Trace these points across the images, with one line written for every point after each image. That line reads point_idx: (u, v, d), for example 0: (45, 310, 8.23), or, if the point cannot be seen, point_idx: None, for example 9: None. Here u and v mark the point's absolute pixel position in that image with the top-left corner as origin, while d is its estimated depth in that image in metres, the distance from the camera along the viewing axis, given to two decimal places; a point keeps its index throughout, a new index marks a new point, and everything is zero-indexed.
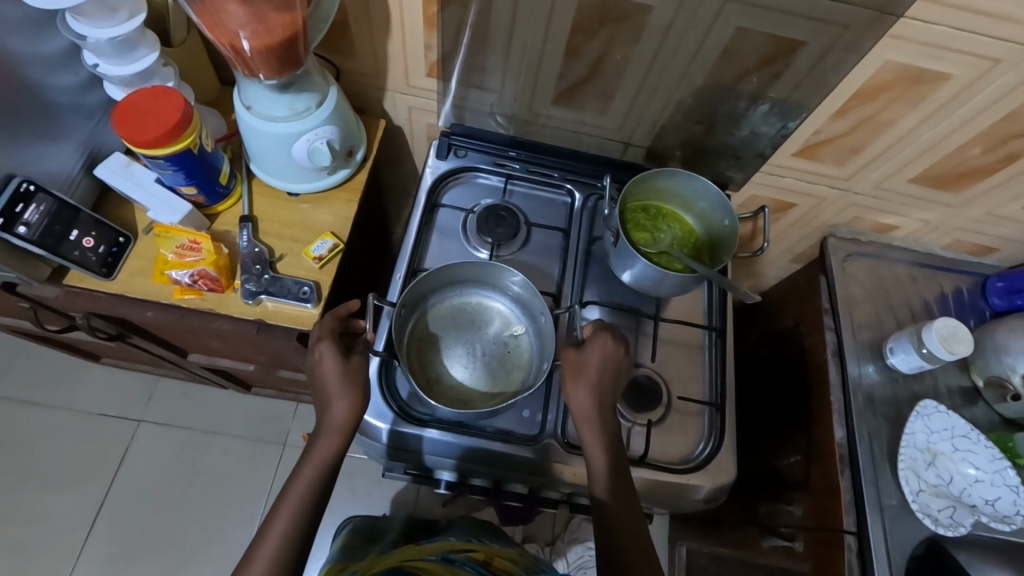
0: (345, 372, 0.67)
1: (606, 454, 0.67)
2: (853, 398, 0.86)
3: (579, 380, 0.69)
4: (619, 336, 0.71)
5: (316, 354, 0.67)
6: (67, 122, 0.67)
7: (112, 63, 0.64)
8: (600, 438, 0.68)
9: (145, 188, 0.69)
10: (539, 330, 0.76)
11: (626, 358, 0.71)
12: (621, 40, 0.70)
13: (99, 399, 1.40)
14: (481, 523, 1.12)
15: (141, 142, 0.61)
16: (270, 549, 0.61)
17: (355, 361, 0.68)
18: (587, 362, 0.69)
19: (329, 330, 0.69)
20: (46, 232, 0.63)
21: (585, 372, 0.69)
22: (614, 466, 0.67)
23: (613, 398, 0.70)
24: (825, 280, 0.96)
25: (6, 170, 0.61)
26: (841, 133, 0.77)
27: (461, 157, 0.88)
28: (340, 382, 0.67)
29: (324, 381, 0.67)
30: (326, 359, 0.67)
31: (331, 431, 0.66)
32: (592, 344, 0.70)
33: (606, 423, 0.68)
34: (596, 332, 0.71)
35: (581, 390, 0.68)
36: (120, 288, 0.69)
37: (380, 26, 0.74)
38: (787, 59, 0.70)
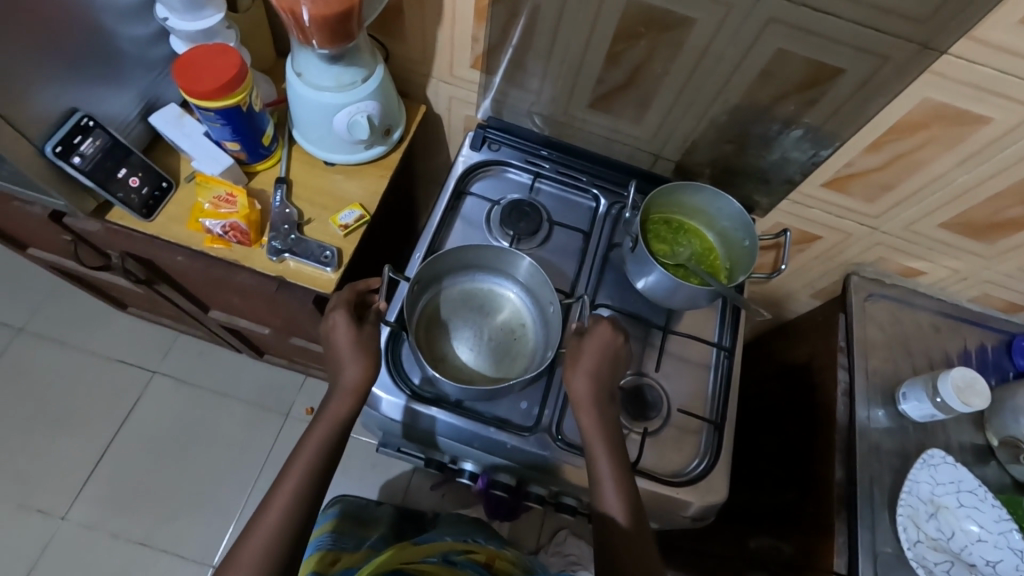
0: (356, 338, 0.69)
1: (604, 438, 0.67)
2: (858, 440, 0.84)
3: (577, 366, 0.69)
4: (621, 327, 0.72)
5: (329, 320, 0.70)
6: (133, 70, 0.71)
7: (181, 18, 0.68)
8: (597, 423, 0.68)
9: (192, 139, 0.73)
10: (546, 322, 0.77)
11: (626, 350, 0.71)
12: (661, 50, 0.71)
13: (120, 346, 1.45)
14: (468, 522, 1.11)
15: (197, 93, 0.64)
16: (282, 498, 0.63)
17: (368, 329, 0.70)
18: (585, 354, 0.69)
19: (344, 297, 0.71)
20: (98, 166, 0.67)
21: (584, 359, 0.69)
22: (614, 452, 0.67)
23: (612, 385, 0.70)
24: (845, 319, 0.94)
25: (70, 104, 0.65)
26: (874, 168, 0.77)
27: (493, 150, 0.91)
28: (351, 347, 0.69)
29: (336, 345, 0.69)
30: (339, 327, 0.69)
31: (343, 394, 0.68)
32: (592, 332, 0.70)
33: (604, 415, 0.69)
34: (596, 321, 0.71)
35: (580, 380, 0.69)
36: (156, 230, 0.72)
37: (433, 14, 0.77)
38: (827, 87, 0.69)
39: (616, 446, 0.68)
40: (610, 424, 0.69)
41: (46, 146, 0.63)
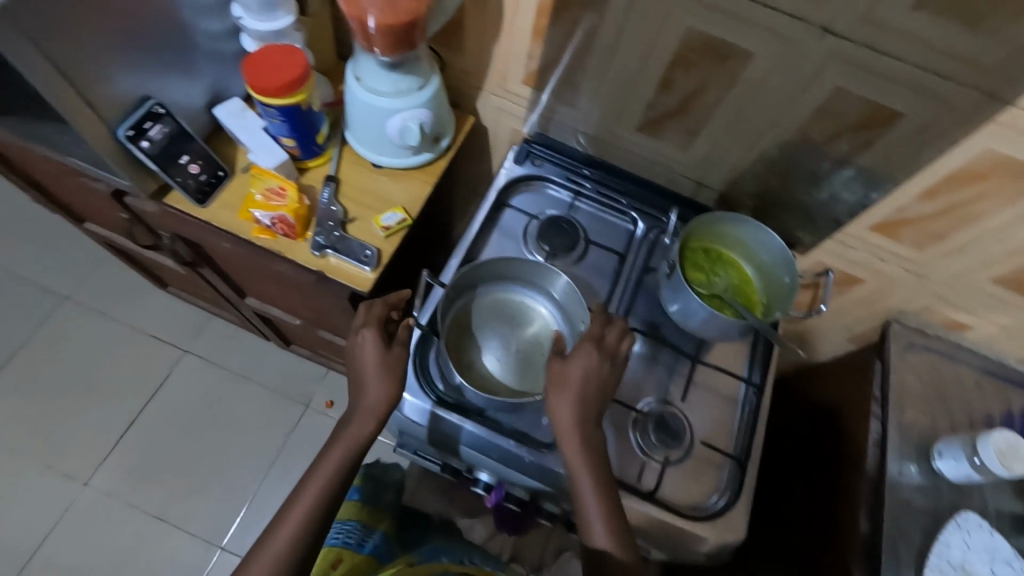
0: (381, 359, 0.70)
1: (589, 472, 0.65)
2: (888, 494, 0.81)
3: (561, 392, 0.67)
4: (605, 350, 0.70)
5: (359, 338, 0.71)
6: (204, 63, 0.74)
7: (255, 19, 0.70)
8: (582, 454, 0.66)
9: (251, 132, 0.76)
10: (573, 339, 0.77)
11: (610, 373, 0.69)
12: (714, 81, 0.71)
13: (156, 323, 1.50)
14: (465, 544, 1.11)
15: (264, 91, 0.67)
16: (301, 508, 0.66)
17: (395, 351, 0.71)
18: (569, 378, 0.67)
19: (375, 317, 0.73)
20: (163, 151, 0.70)
21: (569, 385, 0.67)
22: (600, 487, 0.65)
23: (599, 411, 0.68)
24: (879, 366, 0.93)
25: (143, 92, 0.68)
26: (926, 215, 0.75)
27: (536, 166, 0.93)
28: (377, 367, 0.69)
29: (360, 365, 0.70)
30: (367, 345, 0.70)
31: (366, 416, 0.68)
32: (577, 356, 0.68)
33: (590, 441, 0.66)
34: (581, 342, 0.70)
35: (563, 406, 0.66)
36: (209, 216, 0.75)
37: (491, 29, 0.78)
38: (882, 130, 0.67)
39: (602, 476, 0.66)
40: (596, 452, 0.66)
41: (119, 129, 0.67)
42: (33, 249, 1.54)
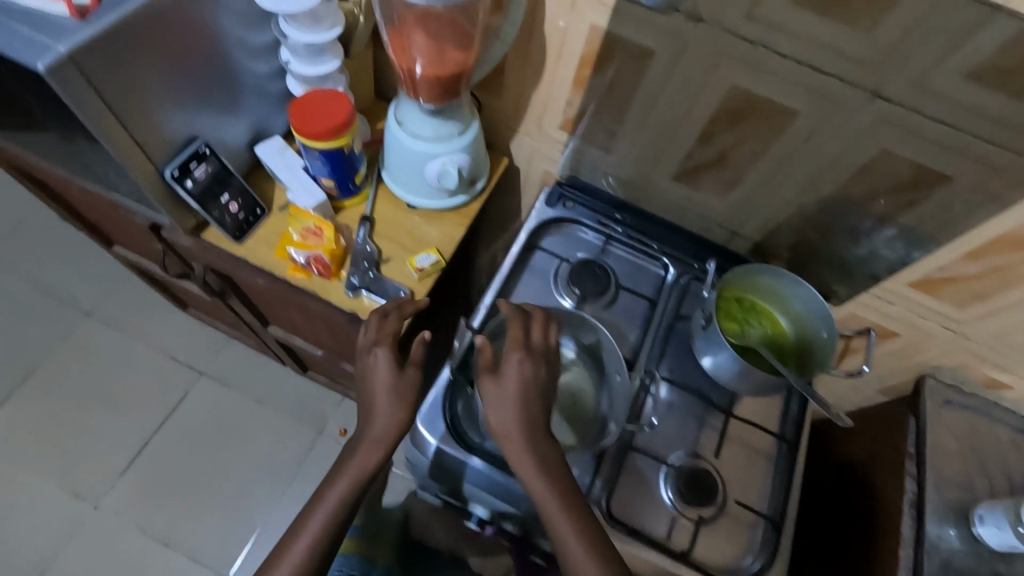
0: (395, 382, 0.68)
1: (549, 490, 0.62)
2: (926, 560, 0.80)
3: (501, 404, 0.64)
4: (537, 353, 0.68)
5: (370, 359, 0.69)
6: (247, 102, 0.75)
7: (302, 64, 0.70)
8: (535, 470, 0.62)
9: (292, 172, 0.76)
10: (606, 392, 0.76)
11: (547, 375, 0.67)
12: (756, 136, 0.70)
13: (174, 342, 1.50)
14: None
15: (312, 133, 0.67)
16: (303, 543, 0.63)
17: (407, 374, 0.69)
18: (506, 388, 0.65)
19: (388, 332, 0.70)
20: (205, 190, 0.70)
21: (507, 396, 0.64)
22: (565, 505, 0.61)
23: (544, 418, 0.65)
24: (914, 422, 0.92)
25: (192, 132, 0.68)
26: (968, 275, 0.74)
27: (567, 208, 0.93)
28: (389, 392, 0.68)
29: (375, 391, 0.68)
30: (380, 364, 0.69)
31: (376, 444, 0.67)
32: (510, 365, 0.66)
33: (542, 454, 0.63)
34: (511, 350, 0.67)
35: (507, 420, 0.64)
36: (245, 252, 0.75)
37: (531, 76, 0.78)
38: (925, 192, 0.66)
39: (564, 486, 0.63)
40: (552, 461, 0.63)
41: (165, 169, 0.66)
42: (58, 265, 1.55)
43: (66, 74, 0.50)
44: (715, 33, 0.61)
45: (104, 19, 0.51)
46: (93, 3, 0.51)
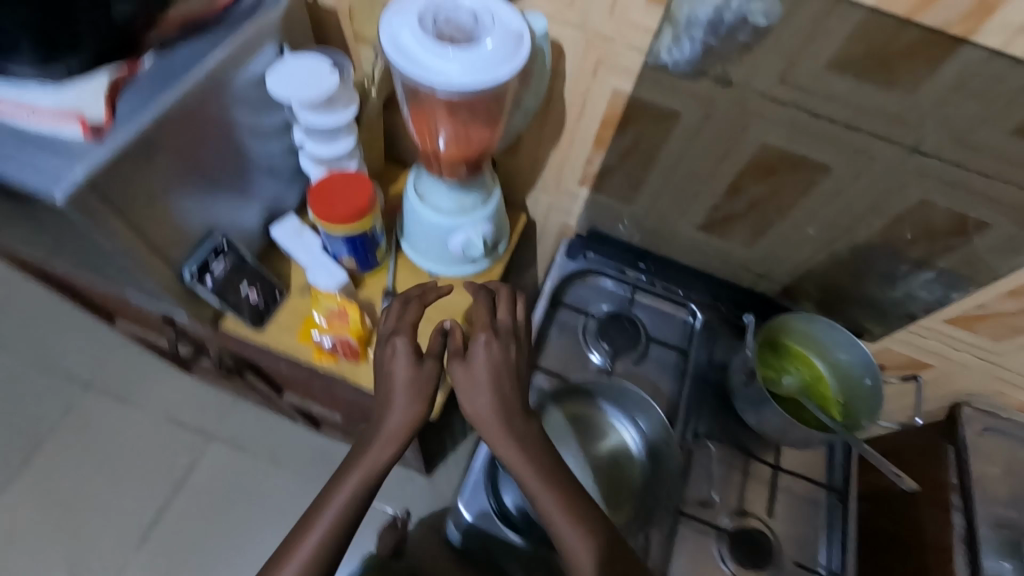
0: (413, 377, 0.62)
1: (536, 473, 0.56)
2: None
3: (473, 388, 0.59)
4: (507, 333, 0.63)
5: (389, 348, 0.63)
6: (259, 184, 0.71)
7: (316, 144, 0.68)
8: (520, 455, 0.57)
9: (310, 253, 0.73)
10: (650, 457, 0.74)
11: (518, 353, 0.62)
12: (788, 189, 0.69)
13: (157, 399, 1.38)
14: None
15: (336, 218, 0.65)
16: None
17: (429, 364, 0.63)
18: (476, 374, 0.59)
19: (407, 321, 0.66)
20: (225, 284, 0.67)
21: (478, 377, 0.59)
22: (555, 488, 0.56)
23: (522, 401, 0.60)
24: (953, 450, 0.91)
25: (208, 227, 0.65)
26: (1007, 311, 0.73)
27: (588, 259, 0.90)
28: (406, 388, 0.61)
29: (390, 386, 0.62)
30: (399, 355, 0.62)
31: (384, 441, 0.60)
32: (477, 348, 0.61)
33: (523, 434, 0.58)
34: (479, 331, 0.62)
35: (479, 402, 0.59)
36: (268, 340, 0.73)
37: (549, 139, 0.76)
38: (963, 238, 0.65)
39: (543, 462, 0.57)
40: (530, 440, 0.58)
41: (184, 269, 0.63)
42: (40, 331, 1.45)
43: (84, 200, 0.47)
44: (746, 95, 0.60)
45: (120, 138, 0.48)
46: (107, 121, 0.48)
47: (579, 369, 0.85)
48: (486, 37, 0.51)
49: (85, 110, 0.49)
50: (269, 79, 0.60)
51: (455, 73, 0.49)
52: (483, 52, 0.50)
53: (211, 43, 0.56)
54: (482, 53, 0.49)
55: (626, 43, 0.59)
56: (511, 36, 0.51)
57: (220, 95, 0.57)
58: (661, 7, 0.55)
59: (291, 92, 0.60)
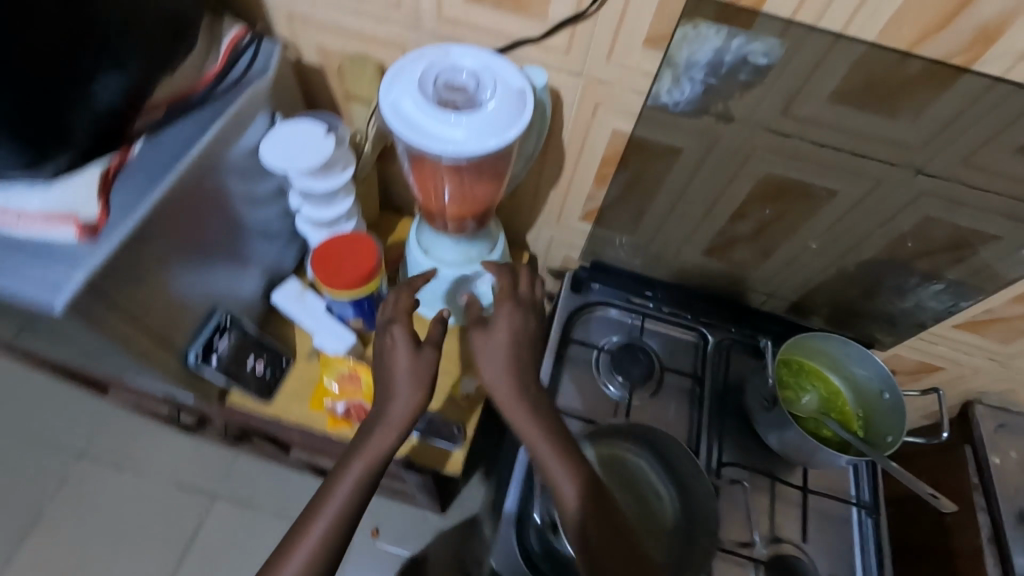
0: (415, 363, 0.59)
1: (545, 439, 0.55)
2: None
3: (490, 351, 0.59)
4: (525, 303, 0.63)
5: (387, 338, 0.60)
6: (258, 252, 0.69)
7: (314, 207, 0.66)
8: (533, 423, 0.56)
9: (316, 318, 0.71)
10: (688, 496, 0.67)
11: (537, 326, 0.62)
12: (795, 214, 0.69)
13: (116, 453, 1.24)
14: None
15: (342, 283, 0.63)
16: None
17: (427, 352, 0.59)
18: (496, 337, 0.59)
19: (405, 308, 0.62)
20: (231, 362, 0.64)
21: (496, 342, 0.59)
22: (566, 458, 0.54)
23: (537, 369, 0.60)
24: (970, 450, 0.92)
25: (212, 305, 0.62)
26: (1014, 314, 0.74)
27: (593, 291, 0.88)
28: (408, 371, 0.58)
29: (390, 369, 0.59)
30: (398, 343, 0.59)
31: (388, 427, 0.56)
32: (498, 316, 0.61)
33: (537, 402, 0.57)
34: (501, 301, 0.62)
35: (495, 376, 0.58)
36: (277, 411, 0.70)
37: (549, 180, 0.75)
38: (970, 250, 0.66)
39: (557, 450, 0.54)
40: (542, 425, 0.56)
41: (188, 354, 0.60)
42: None
43: (85, 303, 0.45)
44: (749, 129, 0.60)
45: (118, 231, 0.46)
46: (102, 217, 0.46)
47: (592, 403, 0.83)
48: (488, 97, 0.50)
49: (78, 208, 0.46)
50: (263, 149, 0.59)
51: (461, 138, 0.48)
52: (487, 114, 0.49)
53: (202, 121, 0.54)
54: (486, 114, 0.48)
55: (626, 87, 0.59)
56: (513, 94, 0.50)
57: (216, 171, 0.55)
58: (661, 51, 0.54)
59: (286, 162, 0.58)
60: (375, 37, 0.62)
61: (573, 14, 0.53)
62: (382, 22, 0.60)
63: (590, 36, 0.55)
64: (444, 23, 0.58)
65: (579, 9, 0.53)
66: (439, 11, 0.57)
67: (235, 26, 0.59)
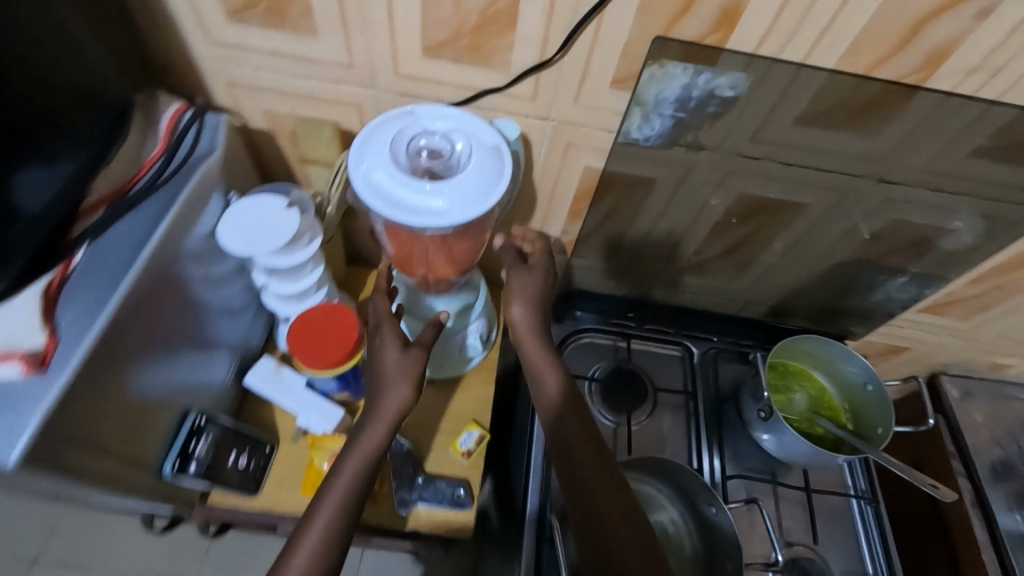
0: (402, 358, 0.57)
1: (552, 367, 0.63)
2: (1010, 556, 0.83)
3: (518, 293, 0.64)
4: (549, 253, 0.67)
5: (376, 340, 0.59)
6: (225, 338, 0.63)
7: (283, 281, 0.61)
8: (546, 354, 0.64)
9: (297, 396, 0.66)
10: (704, 526, 0.69)
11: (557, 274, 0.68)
12: (769, 225, 0.70)
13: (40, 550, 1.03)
14: None
15: (323, 363, 0.59)
16: None
17: (415, 351, 0.58)
18: (529, 282, 0.65)
19: (388, 311, 0.60)
20: (212, 465, 0.59)
21: (526, 286, 0.65)
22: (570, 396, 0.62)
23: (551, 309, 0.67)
24: (944, 421, 0.95)
25: (183, 407, 0.57)
26: (972, 295, 0.79)
27: (576, 319, 0.88)
28: (399, 365, 0.57)
29: (378, 365, 0.58)
30: (386, 340, 0.58)
31: (378, 420, 0.55)
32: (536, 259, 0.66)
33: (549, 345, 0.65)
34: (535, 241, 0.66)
35: (518, 315, 0.65)
36: (268, 503, 0.65)
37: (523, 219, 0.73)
38: (930, 244, 0.69)
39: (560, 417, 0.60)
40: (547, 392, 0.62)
41: (164, 467, 0.55)
42: None
43: (43, 449, 0.40)
44: (720, 155, 0.61)
45: (72, 359, 0.41)
46: (50, 346, 0.41)
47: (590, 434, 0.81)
48: (464, 160, 0.47)
49: (19, 341, 0.41)
50: (219, 232, 0.54)
51: (444, 207, 0.45)
52: (467, 179, 0.46)
53: (150, 217, 0.49)
54: (465, 180, 0.46)
55: (596, 126, 0.58)
56: (490, 152, 0.48)
57: (171, 267, 0.50)
58: (629, 91, 0.54)
59: (247, 244, 0.54)
60: (326, 98, 0.58)
61: (538, 62, 0.52)
62: (333, 83, 0.57)
63: (555, 81, 0.54)
64: (401, 79, 0.55)
65: (544, 56, 0.51)
66: (394, 67, 0.54)
67: (174, 102, 0.55)
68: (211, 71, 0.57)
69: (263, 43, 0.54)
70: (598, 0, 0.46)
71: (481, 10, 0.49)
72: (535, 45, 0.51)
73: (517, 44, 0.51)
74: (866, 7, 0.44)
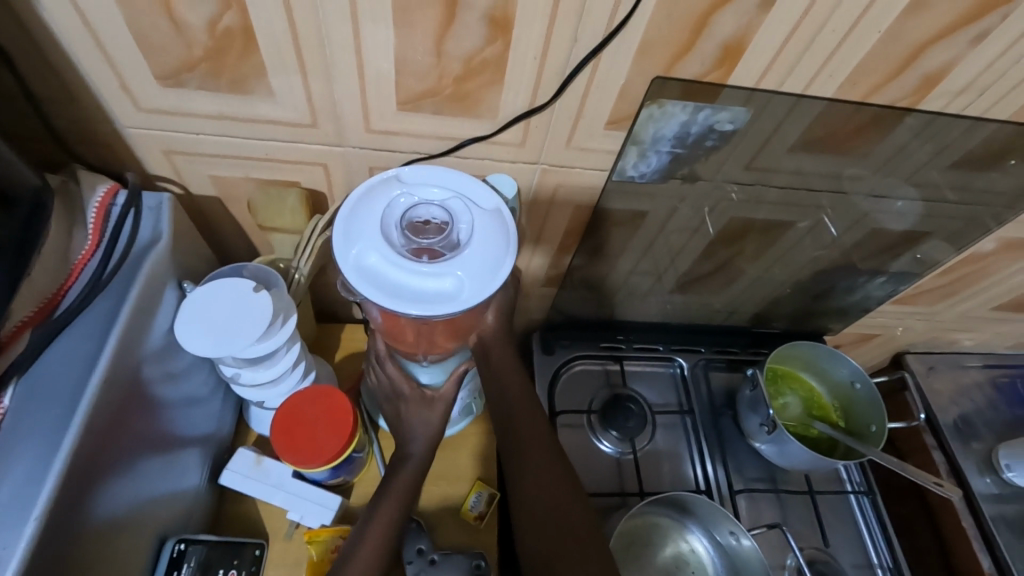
0: (428, 420, 0.59)
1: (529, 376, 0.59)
2: (987, 522, 0.84)
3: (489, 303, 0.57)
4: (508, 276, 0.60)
5: (400, 409, 0.59)
6: (199, 439, 0.55)
7: (256, 367, 0.54)
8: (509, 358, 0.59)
9: (285, 489, 0.59)
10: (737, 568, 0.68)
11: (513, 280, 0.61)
12: (757, 240, 0.69)
13: None
14: None
15: (321, 460, 0.53)
16: None
17: (439, 408, 0.59)
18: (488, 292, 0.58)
19: (399, 374, 0.59)
20: None
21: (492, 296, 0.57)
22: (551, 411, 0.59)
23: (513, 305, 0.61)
24: (908, 393, 0.95)
25: (157, 535, 0.49)
26: (939, 284, 0.82)
27: (565, 348, 0.81)
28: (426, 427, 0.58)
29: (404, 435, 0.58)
30: (409, 408, 0.59)
31: (409, 484, 0.56)
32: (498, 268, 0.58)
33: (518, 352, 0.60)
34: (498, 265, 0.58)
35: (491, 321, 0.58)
36: None
37: None
38: (907, 245, 0.71)
39: (540, 476, 0.53)
40: (527, 444, 0.55)
41: None
42: None
43: None
44: (714, 185, 0.59)
45: (17, 542, 0.34)
46: None
47: (594, 469, 0.75)
48: (467, 233, 0.42)
49: None
50: (180, 335, 0.46)
51: (453, 290, 0.40)
52: (472, 255, 0.41)
53: (97, 331, 0.42)
54: (471, 258, 0.41)
55: (588, 167, 0.54)
56: (492, 220, 0.43)
57: (129, 388, 0.43)
58: (624, 130, 0.50)
59: (218, 343, 0.46)
60: (285, 159, 0.51)
61: (528, 108, 0.47)
62: (294, 143, 0.49)
63: (546, 126, 0.49)
64: (372, 135, 0.49)
65: (535, 103, 0.47)
66: (365, 123, 0.48)
67: (104, 183, 0.47)
68: (144, 140, 0.48)
69: (207, 107, 0.46)
70: (597, 44, 0.42)
71: (465, 59, 0.44)
72: (525, 92, 0.46)
73: (504, 92, 0.46)
74: (868, 38, 0.43)
